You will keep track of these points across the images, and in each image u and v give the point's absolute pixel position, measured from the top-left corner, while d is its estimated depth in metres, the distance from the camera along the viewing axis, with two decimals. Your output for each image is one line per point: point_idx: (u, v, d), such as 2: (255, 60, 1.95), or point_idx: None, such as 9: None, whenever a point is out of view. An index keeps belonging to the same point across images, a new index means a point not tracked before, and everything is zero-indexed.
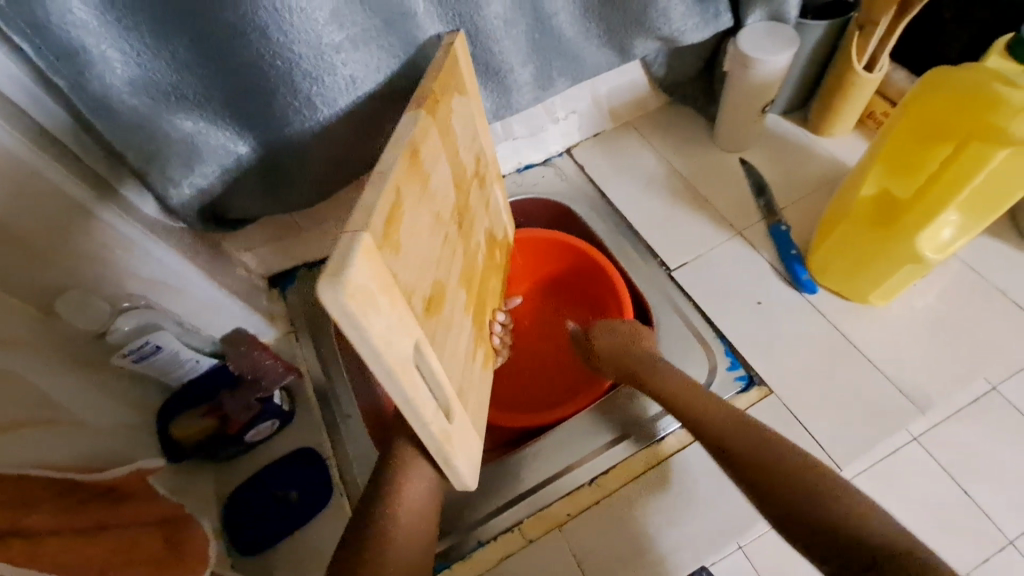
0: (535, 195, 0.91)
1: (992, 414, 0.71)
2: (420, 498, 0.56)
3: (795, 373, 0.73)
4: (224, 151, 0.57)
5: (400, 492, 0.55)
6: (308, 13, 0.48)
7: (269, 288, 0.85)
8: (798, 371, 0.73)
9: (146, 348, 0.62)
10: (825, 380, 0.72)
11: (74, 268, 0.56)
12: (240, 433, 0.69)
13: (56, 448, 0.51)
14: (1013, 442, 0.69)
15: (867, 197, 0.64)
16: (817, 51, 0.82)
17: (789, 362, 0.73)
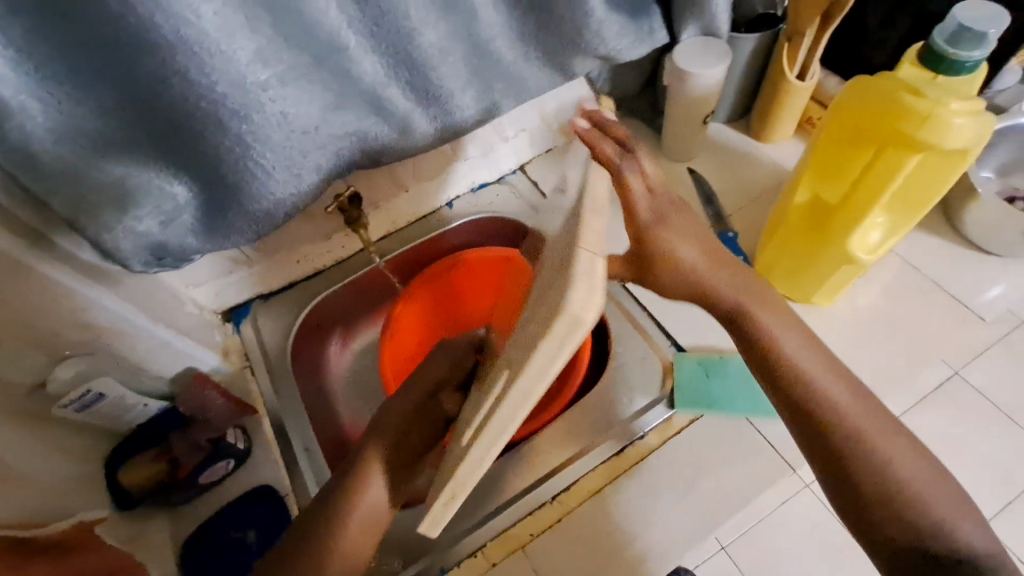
0: (489, 214, 0.91)
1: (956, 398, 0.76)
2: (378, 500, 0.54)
3: None
4: (160, 192, 0.57)
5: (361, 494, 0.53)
6: (231, 55, 0.48)
7: (222, 321, 0.83)
8: None
9: (89, 396, 0.62)
10: None
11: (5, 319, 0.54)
12: (192, 475, 0.68)
13: None
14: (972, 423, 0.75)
15: (800, 203, 0.66)
16: (750, 62, 0.85)
17: None
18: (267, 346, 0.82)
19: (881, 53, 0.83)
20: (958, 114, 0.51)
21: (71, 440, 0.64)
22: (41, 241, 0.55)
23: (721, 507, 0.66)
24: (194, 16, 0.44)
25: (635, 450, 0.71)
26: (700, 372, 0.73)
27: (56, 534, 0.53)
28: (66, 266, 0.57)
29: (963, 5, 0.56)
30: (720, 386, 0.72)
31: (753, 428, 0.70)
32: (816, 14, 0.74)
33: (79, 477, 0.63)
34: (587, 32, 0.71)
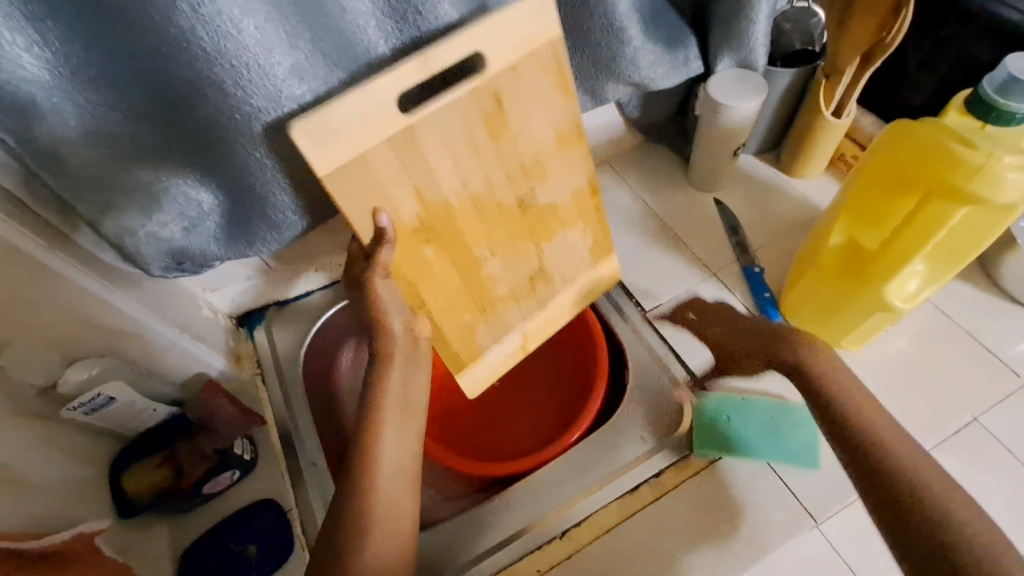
0: None
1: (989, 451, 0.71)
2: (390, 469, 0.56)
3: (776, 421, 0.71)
4: (185, 199, 0.56)
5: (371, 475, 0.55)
6: (268, 68, 0.48)
7: (236, 326, 0.82)
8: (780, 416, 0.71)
9: (99, 400, 0.61)
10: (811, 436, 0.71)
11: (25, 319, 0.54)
12: (195, 486, 0.67)
13: None
14: (1004, 478, 0.68)
15: (835, 245, 0.64)
16: (785, 96, 0.84)
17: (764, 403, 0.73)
18: (279, 354, 0.80)
19: (920, 94, 0.81)
20: (1012, 168, 0.50)
21: (76, 440, 0.63)
22: (61, 240, 0.55)
23: (735, 555, 0.64)
24: (236, 29, 0.44)
25: (650, 488, 0.68)
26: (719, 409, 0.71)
27: (55, 545, 0.51)
28: (85, 266, 0.57)
29: (1017, 56, 0.55)
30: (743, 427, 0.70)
31: (771, 473, 0.68)
32: (858, 51, 0.73)
33: (81, 481, 0.62)
34: (623, 57, 0.70)
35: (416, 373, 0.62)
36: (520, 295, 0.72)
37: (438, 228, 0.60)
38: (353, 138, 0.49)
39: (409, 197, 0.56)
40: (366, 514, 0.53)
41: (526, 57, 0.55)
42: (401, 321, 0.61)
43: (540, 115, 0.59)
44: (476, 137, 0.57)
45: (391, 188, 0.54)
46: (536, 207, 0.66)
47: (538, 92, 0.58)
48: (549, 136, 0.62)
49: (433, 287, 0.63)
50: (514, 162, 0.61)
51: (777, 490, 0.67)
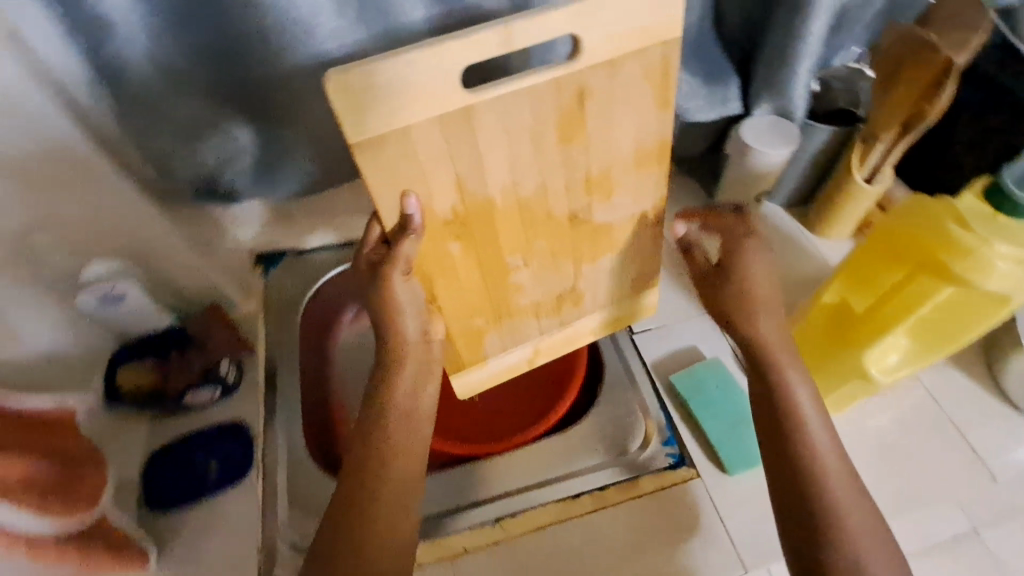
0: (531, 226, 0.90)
1: (950, 549, 0.68)
2: (400, 475, 0.57)
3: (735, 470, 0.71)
4: (225, 134, 0.61)
5: (378, 480, 0.56)
6: (313, 27, 0.53)
7: (253, 264, 0.82)
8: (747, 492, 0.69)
9: (110, 293, 0.66)
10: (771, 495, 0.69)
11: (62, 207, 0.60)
12: (177, 395, 0.72)
13: None
14: None
15: (825, 307, 0.64)
16: (821, 153, 0.83)
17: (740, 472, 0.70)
18: (281, 296, 0.81)
19: (958, 177, 0.79)
20: (1003, 256, 0.50)
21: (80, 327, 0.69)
22: (110, 145, 0.59)
23: None
24: None
25: (595, 499, 0.69)
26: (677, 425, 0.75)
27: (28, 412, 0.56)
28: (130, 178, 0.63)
29: None
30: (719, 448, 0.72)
31: (715, 515, 0.68)
32: (898, 121, 0.72)
33: None
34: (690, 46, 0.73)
35: (425, 380, 0.62)
36: (544, 309, 0.67)
37: (471, 226, 0.54)
38: (395, 103, 0.44)
39: (443, 189, 0.50)
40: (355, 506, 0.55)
41: (630, 52, 0.48)
42: (412, 321, 0.59)
43: (627, 118, 0.53)
44: (540, 138, 0.51)
45: (428, 167, 0.49)
46: (590, 223, 0.60)
47: (630, 95, 0.51)
48: (630, 150, 0.56)
49: (448, 286, 0.58)
50: (581, 170, 0.55)
51: (715, 532, 0.67)
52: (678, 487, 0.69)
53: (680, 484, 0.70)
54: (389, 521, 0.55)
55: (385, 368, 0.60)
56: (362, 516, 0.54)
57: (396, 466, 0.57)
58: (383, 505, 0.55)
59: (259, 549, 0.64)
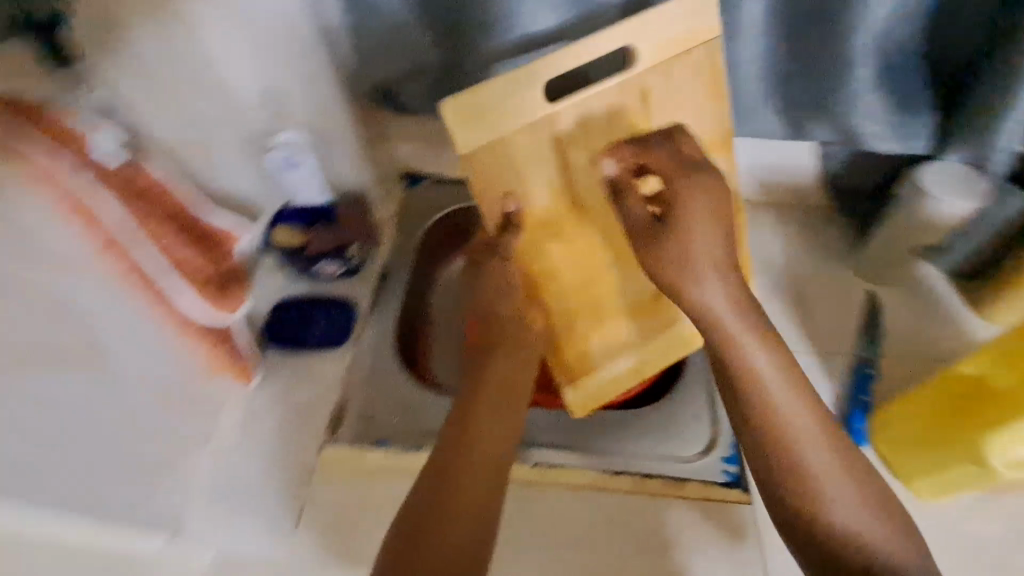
0: None
1: None
2: (491, 436, 0.57)
3: None
4: (418, 38, 0.72)
5: (470, 435, 0.56)
6: None
7: (399, 177, 0.93)
8: None
9: (291, 158, 0.76)
10: None
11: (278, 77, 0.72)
12: (313, 260, 0.82)
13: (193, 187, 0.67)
14: None
15: (962, 377, 0.59)
16: (1013, 224, 0.73)
17: None
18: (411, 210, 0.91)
19: None
20: None
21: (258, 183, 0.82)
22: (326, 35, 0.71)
23: None
24: None
25: (638, 478, 0.67)
26: None
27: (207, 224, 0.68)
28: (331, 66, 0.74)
29: None
30: None
31: (757, 550, 0.63)
32: None
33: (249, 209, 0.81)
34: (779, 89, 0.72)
35: (523, 358, 0.63)
36: (641, 315, 0.70)
37: (563, 224, 0.65)
38: (501, 112, 0.57)
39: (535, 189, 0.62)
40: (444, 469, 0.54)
41: (678, 57, 0.60)
42: (511, 304, 0.64)
43: (683, 117, 0.63)
44: (613, 135, 0.61)
45: (527, 174, 0.61)
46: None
47: (686, 102, 0.62)
48: (693, 142, 0.65)
49: (557, 292, 0.66)
50: (649, 164, 0.64)
51: (751, 567, 0.62)
52: (723, 501, 0.65)
53: (726, 501, 0.65)
54: (479, 489, 0.53)
55: (478, 355, 0.63)
56: (454, 480, 0.53)
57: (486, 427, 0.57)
58: (469, 466, 0.54)
59: (336, 402, 0.74)
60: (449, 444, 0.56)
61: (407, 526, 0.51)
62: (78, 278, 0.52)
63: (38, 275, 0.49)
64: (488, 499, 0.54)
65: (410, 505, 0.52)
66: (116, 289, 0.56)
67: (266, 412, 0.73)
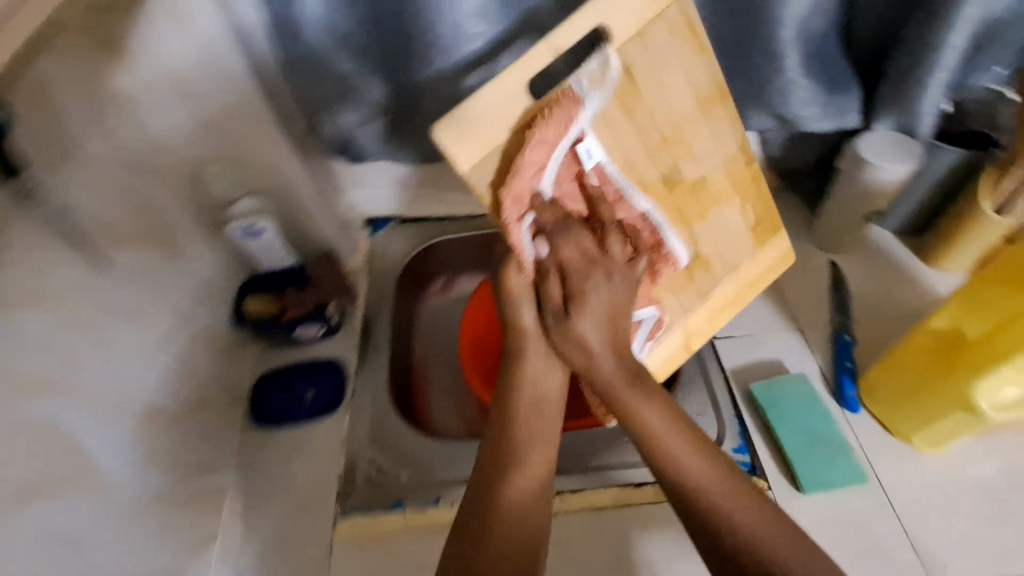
0: None
1: None
2: (523, 490, 0.54)
3: (809, 498, 0.68)
4: (353, 78, 0.69)
5: (501, 485, 0.53)
6: (457, 4, 0.62)
7: (364, 225, 0.97)
8: (812, 518, 0.67)
9: (254, 228, 0.74)
10: (841, 518, 0.67)
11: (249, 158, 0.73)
12: (290, 325, 0.80)
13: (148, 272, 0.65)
14: None
15: (937, 329, 0.63)
16: (942, 180, 0.79)
17: (808, 501, 0.68)
18: (388, 256, 0.95)
19: None
20: None
21: (216, 246, 0.77)
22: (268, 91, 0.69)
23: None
24: None
25: (620, 492, 0.69)
26: (762, 412, 0.74)
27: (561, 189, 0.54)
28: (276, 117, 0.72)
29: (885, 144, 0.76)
30: (800, 414, 0.72)
31: None
32: None
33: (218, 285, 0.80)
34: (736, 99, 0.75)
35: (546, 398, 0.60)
36: (675, 283, 0.65)
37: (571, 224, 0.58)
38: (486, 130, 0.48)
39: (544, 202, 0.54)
40: (514, 457, 0.55)
41: (656, 20, 0.51)
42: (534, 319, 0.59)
43: (678, 77, 0.55)
44: (649, 142, 0.56)
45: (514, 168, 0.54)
46: (684, 183, 0.60)
47: (715, 120, 0.59)
48: (689, 103, 0.56)
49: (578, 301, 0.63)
50: (655, 135, 0.56)
51: None
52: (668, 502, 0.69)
53: None
54: (542, 477, 0.55)
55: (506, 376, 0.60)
56: (502, 492, 0.53)
57: (519, 473, 0.54)
58: (496, 511, 0.52)
59: (339, 471, 0.73)
60: (478, 499, 0.53)
61: (471, 537, 0.51)
62: (54, 399, 0.51)
63: (13, 408, 0.47)
64: (546, 499, 0.55)
65: (462, 548, 0.51)
66: (86, 408, 0.55)
67: (270, 493, 0.72)
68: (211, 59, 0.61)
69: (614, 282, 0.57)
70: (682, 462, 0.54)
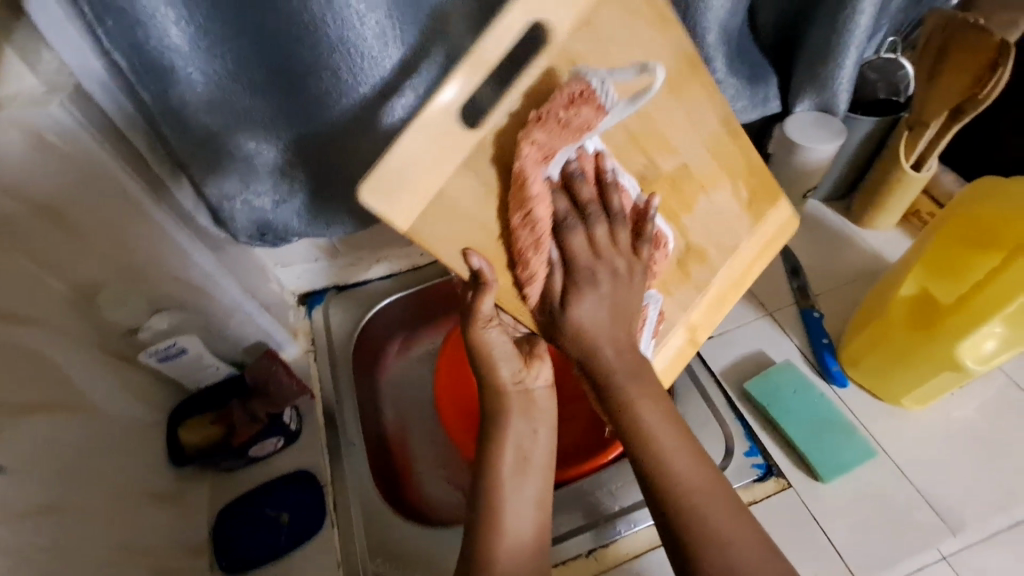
0: None
1: None
2: (516, 546, 0.51)
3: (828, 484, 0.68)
4: (260, 154, 0.59)
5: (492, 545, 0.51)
6: (378, 62, 0.54)
7: (298, 303, 0.87)
8: (836, 504, 0.67)
9: (172, 349, 0.65)
10: (861, 496, 0.68)
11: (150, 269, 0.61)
12: (243, 447, 0.70)
13: (57, 443, 0.52)
14: None
15: (906, 296, 0.66)
16: (861, 146, 0.83)
17: (827, 488, 0.68)
18: (333, 334, 0.85)
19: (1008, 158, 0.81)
20: None
21: (131, 378, 0.65)
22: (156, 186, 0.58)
23: None
24: (359, 22, 0.50)
25: (649, 534, 0.67)
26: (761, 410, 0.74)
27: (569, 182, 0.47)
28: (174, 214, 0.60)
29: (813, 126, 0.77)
30: (796, 402, 0.72)
31: (815, 525, 0.66)
32: (946, 105, 0.73)
33: (144, 422, 0.67)
34: None
35: (533, 441, 0.56)
36: (671, 282, 0.61)
37: None
38: (420, 178, 0.42)
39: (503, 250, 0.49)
40: (492, 507, 0.52)
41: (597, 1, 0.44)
42: (509, 373, 0.56)
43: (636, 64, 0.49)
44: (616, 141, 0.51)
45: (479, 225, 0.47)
46: (661, 176, 0.56)
47: (689, 103, 0.55)
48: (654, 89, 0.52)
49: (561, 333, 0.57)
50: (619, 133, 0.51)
51: (819, 543, 0.65)
52: None
53: None
54: (526, 539, 0.52)
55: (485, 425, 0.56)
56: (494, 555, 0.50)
57: (509, 526, 0.52)
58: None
59: None
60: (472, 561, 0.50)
61: None
62: None
63: None
64: (541, 549, 0.53)
65: None
66: None
67: None
68: (81, 166, 0.50)
69: (625, 274, 0.50)
70: (669, 449, 0.49)
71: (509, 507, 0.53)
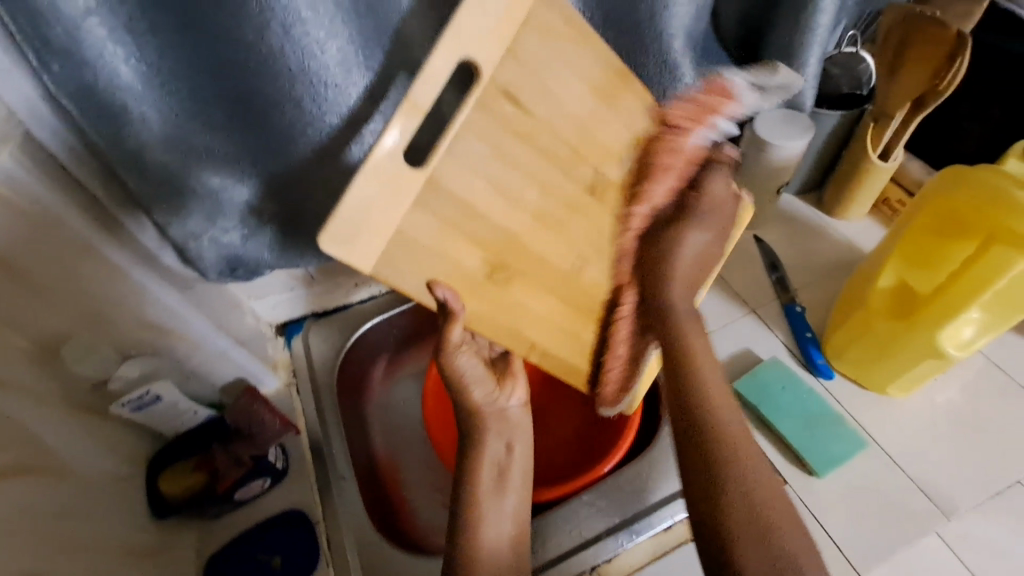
0: None
1: None
2: (494, 550, 0.50)
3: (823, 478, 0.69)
4: (224, 191, 0.56)
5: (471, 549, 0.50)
6: (341, 89, 0.52)
7: (275, 334, 0.85)
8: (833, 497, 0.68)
9: (146, 398, 0.62)
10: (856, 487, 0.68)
11: (115, 317, 0.58)
12: (228, 492, 0.67)
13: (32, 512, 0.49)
14: None
15: (885, 287, 0.67)
16: (829, 139, 0.84)
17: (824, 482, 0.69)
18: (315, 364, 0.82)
19: (970, 144, 0.83)
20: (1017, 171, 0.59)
21: (103, 431, 0.62)
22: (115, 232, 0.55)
23: None
24: (320, 50, 0.48)
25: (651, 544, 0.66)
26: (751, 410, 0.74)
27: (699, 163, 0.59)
28: (136, 257, 0.58)
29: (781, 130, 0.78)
30: (786, 398, 0.73)
31: (813, 521, 0.66)
32: (908, 96, 0.74)
33: (121, 476, 0.64)
34: None
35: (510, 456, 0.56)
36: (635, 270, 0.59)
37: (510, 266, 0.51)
38: (379, 217, 0.40)
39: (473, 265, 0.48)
40: (470, 514, 0.52)
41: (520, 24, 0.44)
42: (481, 394, 0.58)
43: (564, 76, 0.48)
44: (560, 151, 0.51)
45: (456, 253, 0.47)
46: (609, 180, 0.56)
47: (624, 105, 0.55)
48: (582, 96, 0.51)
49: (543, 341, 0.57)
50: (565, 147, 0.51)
51: (818, 538, 0.65)
52: None
53: None
54: (506, 544, 0.51)
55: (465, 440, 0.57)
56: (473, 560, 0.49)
57: (488, 532, 0.51)
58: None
59: None
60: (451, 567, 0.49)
61: None
62: None
63: None
64: (522, 556, 0.52)
65: None
66: None
67: None
68: (34, 216, 0.47)
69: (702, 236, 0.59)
70: (730, 430, 0.50)
71: (488, 513, 0.52)
